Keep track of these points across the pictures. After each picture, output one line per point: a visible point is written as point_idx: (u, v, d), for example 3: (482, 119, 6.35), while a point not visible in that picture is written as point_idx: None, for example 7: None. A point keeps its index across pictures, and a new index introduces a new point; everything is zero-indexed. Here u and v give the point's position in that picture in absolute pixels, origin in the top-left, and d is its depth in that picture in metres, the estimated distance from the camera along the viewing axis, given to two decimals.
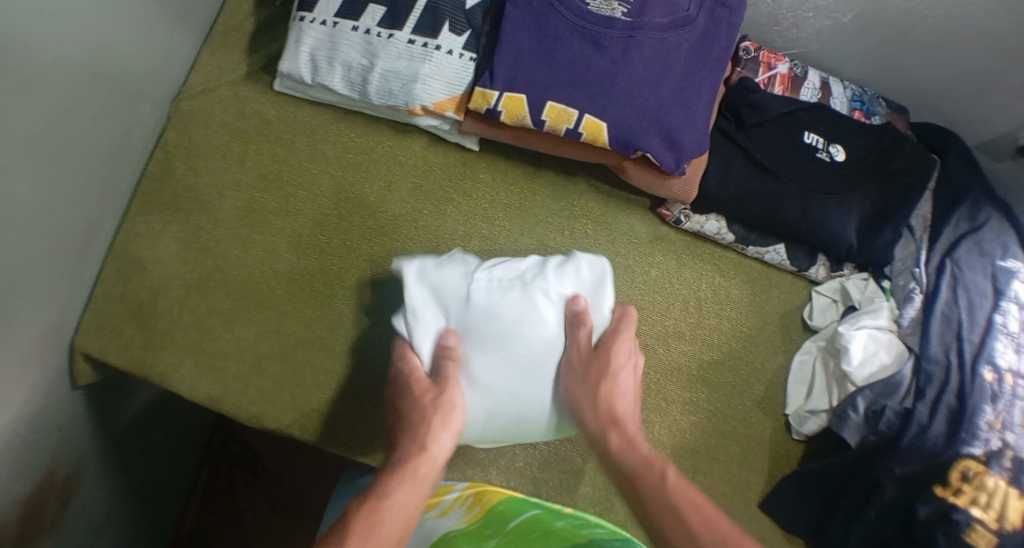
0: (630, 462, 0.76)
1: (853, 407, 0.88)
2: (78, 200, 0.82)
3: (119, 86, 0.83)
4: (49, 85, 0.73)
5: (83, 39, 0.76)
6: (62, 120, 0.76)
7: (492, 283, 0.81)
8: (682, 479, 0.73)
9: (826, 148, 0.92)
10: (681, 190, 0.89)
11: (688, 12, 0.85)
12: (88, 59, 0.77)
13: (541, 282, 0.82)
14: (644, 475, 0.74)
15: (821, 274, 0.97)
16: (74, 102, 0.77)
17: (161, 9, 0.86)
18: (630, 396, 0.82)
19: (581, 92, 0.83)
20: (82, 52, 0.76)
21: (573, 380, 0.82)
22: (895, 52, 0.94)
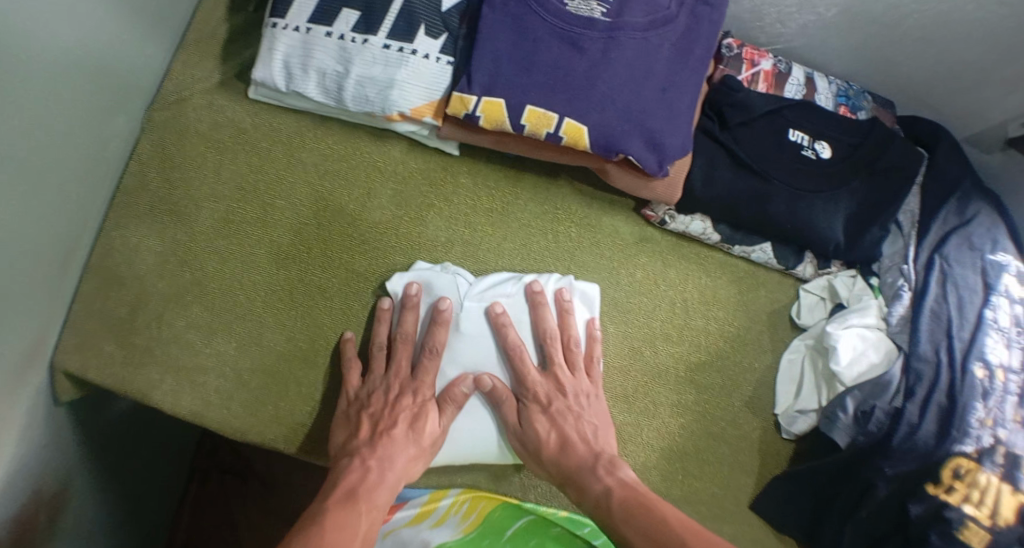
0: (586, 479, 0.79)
1: (843, 408, 0.88)
2: (54, 218, 0.80)
3: (91, 99, 0.81)
4: (20, 102, 0.72)
5: (52, 54, 0.74)
6: (34, 136, 0.74)
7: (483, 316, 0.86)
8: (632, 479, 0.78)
9: (812, 145, 0.90)
10: (665, 192, 0.88)
11: (668, 10, 0.84)
12: (57, 74, 0.75)
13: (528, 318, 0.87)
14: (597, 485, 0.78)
15: (809, 271, 0.96)
16: (45, 118, 0.75)
17: (131, 19, 0.84)
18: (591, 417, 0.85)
19: (561, 94, 0.81)
20: (51, 67, 0.74)
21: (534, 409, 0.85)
22: (880, 46, 0.92)
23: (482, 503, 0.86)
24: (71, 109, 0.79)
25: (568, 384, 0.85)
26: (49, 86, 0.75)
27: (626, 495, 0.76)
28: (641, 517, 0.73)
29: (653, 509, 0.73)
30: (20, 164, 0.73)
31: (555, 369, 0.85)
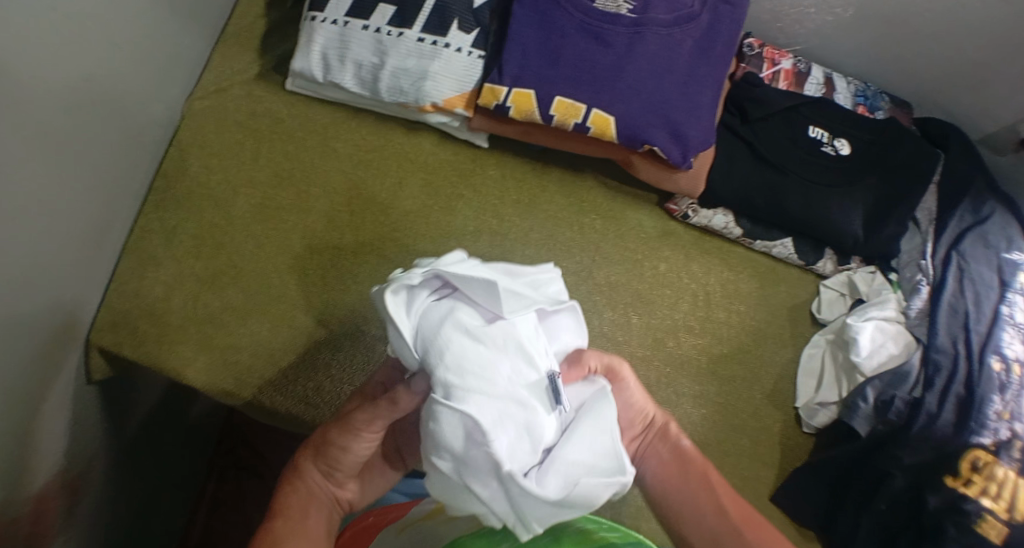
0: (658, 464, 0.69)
1: (863, 398, 0.89)
2: (92, 196, 0.83)
3: (131, 82, 0.84)
4: (64, 78, 0.75)
5: (99, 38, 0.78)
6: (74, 114, 0.77)
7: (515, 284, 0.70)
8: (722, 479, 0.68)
9: (830, 142, 0.93)
10: (689, 184, 0.90)
11: (692, 8, 0.87)
12: (103, 56, 0.79)
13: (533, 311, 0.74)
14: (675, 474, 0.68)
15: (829, 267, 0.98)
16: (85, 96, 0.78)
17: (176, 10, 0.88)
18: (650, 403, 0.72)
19: (588, 87, 0.83)
20: (98, 49, 0.78)
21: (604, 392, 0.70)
22: (896, 48, 0.95)
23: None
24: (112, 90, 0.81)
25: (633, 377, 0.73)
26: (91, 65, 0.77)
27: (685, 486, 0.67)
28: (703, 518, 0.65)
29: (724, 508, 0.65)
30: (57, 140, 0.76)
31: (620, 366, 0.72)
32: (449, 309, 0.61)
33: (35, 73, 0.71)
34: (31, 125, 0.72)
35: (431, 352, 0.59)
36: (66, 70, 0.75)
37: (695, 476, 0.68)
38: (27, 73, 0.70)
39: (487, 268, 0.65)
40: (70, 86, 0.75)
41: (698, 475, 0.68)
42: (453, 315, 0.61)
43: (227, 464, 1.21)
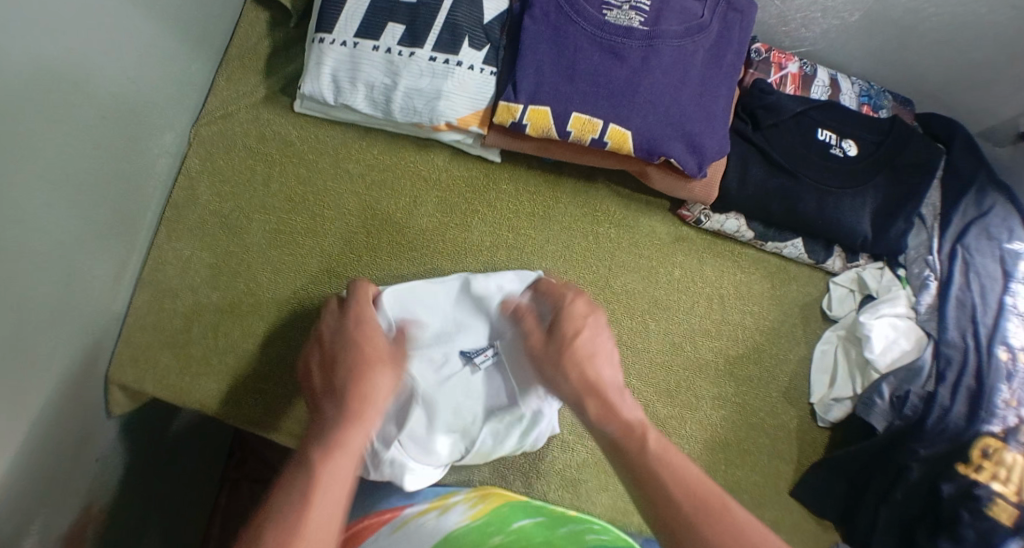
0: (606, 425, 0.70)
1: (878, 394, 0.92)
2: (105, 232, 0.81)
3: (139, 113, 0.83)
4: (72, 114, 0.73)
5: (107, 69, 0.77)
6: (81, 149, 0.75)
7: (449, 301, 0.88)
8: (664, 441, 0.68)
9: (839, 144, 0.94)
10: (702, 192, 0.91)
11: (701, 18, 0.88)
12: (111, 87, 0.78)
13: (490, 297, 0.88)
14: (621, 438, 0.69)
15: (838, 265, 1.00)
16: (92, 129, 0.76)
17: (180, 37, 0.87)
18: (600, 357, 0.76)
19: (604, 102, 0.84)
20: (106, 82, 0.77)
21: (541, 356, 0.77)
22: (898, 48, 0.96)
23: (491, 499, 0.80)
24: (120, 122, 0.80)
25: (578, 326, 0.77)
26: (95, 98, 0.76)
27: (619, 445, 0.68)
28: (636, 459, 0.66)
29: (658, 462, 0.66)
30: (66, 179, 0.74)
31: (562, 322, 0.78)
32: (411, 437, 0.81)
33: (36, 111, 0.69)
34: (35, 165, 0.70)
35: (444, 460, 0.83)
36: (70, 106, 0.73)
37: (637, 430, 0.69)
38: (28, 112, 0.68)
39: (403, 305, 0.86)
40: (74, 122, 0.74)
41: (633, 438, 0.68)
42: (412, 437, 0.81)
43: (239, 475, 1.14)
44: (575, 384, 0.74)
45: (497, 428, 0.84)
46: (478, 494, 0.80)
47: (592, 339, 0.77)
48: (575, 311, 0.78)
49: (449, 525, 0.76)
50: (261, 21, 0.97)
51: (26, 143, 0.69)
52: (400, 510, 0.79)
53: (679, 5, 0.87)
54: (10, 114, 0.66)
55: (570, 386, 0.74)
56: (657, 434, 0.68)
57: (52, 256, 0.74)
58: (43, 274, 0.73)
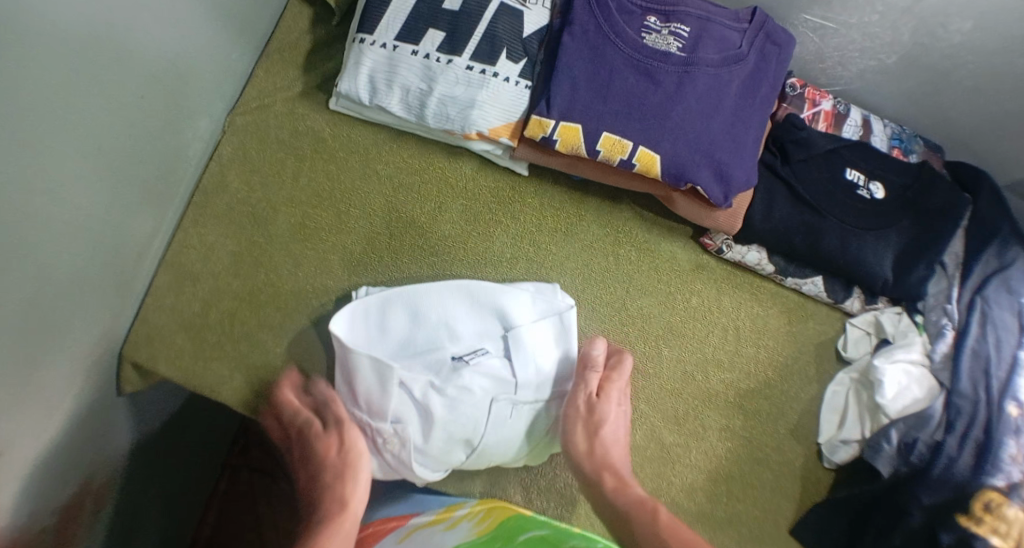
0: (625, 502, 0.77)
1: (886, 439, 0.91)
2: (134, 208, 0.82)
3: (178, 96, 0.84)
4: (112, 91, 0.74)
5: (150, 49, 0.77)
6: (115, 124, 0.76)
7: (435, 303, 0.87)
8: (673, 519, 0.73)
9: (867, 186, 0.94)
10: (726, 221, 0.91)
11: (740, 49, 0.88)
12: (151, 67, 0.78)
13: (478, 293, 0.88)
14: (638, 513, 0.75)
15: (856, 306, 1.00)
16: (127, 107, 0.77)
17: (223, 26, 0.88)
18: (621, 441, 0.85)
19: (637, 124, 0.85)
20: (147, 62, 0.77)
21: (574, 421, 0.85)
22: (934, 94, 0.96)
23: (496, 514, 0.81)
24: (157, 100, 0.81)
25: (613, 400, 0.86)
26: (135, 74, 0.76)
27: (634, 516, 0.75)
28: None
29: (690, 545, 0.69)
30: (99, 153, 0.75)
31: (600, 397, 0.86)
32: (402, 439, 0.80)
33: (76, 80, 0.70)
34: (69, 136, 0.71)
35: (445, 464, 0.83)
36: (109, 81, 0.74)
37: (649, 506, 0.75)
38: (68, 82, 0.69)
39: (388, 309, 0.86)
40: (113, 94, 0.74)
41: (646, 510, 0.75)
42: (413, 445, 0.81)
43: (236, 462, 1.14)
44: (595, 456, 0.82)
45: (500, 432, 0.83)
46: (484, 509, 0.82)
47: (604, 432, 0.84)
48: (617, 387, 0.87)
49: (456, 536, 0.75)
50: (305, 17, 0.98)
51: (62, 112, 0.69)
52: (407, 520, 0.82)
53: (718, 34, 0.88)
54: (49, 82, 0.67)
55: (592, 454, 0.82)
56: (667, 513, 0.74)
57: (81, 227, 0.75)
58: (71, 246, 0.74)
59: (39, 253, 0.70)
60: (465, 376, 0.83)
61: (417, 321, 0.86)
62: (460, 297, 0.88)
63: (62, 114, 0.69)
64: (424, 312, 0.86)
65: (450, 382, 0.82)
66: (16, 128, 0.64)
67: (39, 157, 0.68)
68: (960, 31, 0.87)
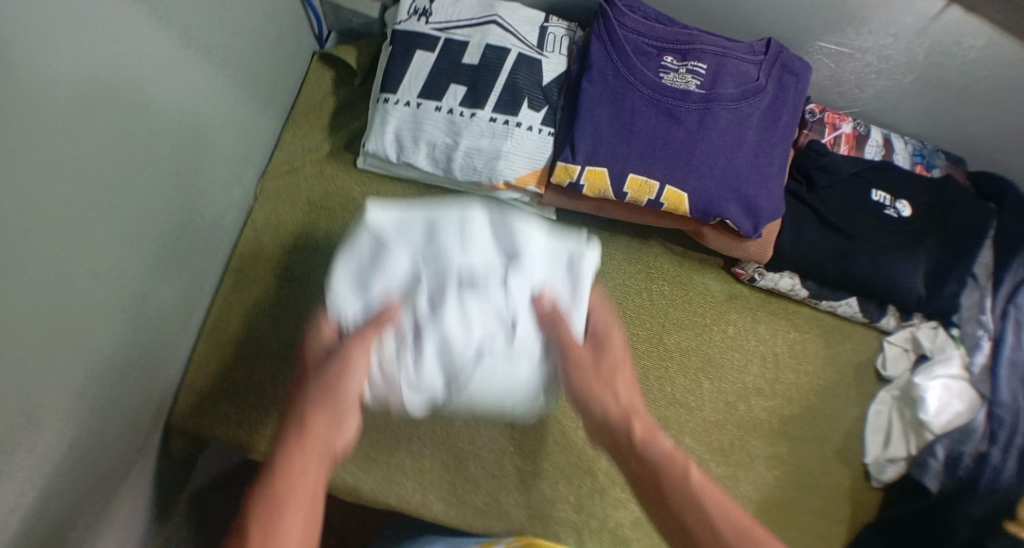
0: (652, 457, 0.67)
1: (932, 455, 0.91)
2: (179, 283, 0.84)
3: (213, 168, 0.85)
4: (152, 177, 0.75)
5: (185, 130, 0.78)
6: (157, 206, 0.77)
7: (454, 222, 0.73)
8: (707, 478, 0.65)
9: (893, 204, 0.95)
10: (757, 250, 0.92)
11: (758, 81, 0.89)
12: (186, 146, 0.79)
13: (502, 216, 0.75)
14: (667, 471, 0.66)
15: (892, 323, 1.00)
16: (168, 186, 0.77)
17: (253, 95, 0.90)
18: (633, 386, 0.74)
19: (662, 164, 0.86)
20: (183, 141, 0.78)
21: (581, 376, 0.73)
22: (953, 110, 0.96)
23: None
24: (196, 180, 0.82)
25: (615, 348, 0.75)
26: (175, 156, 0.77)
27: (661, 471, 0.66)
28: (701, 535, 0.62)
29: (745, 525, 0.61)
30: (146, 243, 0.76)
31: (604, 348, 0.75)
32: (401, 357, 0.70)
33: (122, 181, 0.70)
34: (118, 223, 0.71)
35: (428, 392, 0.72)
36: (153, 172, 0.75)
37: (680, 463, 0.66)
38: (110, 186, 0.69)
39: (396, 226, 0.73)
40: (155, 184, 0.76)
41: (677, 468, 0.66)
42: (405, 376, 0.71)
43: None
44: (613, 412, 0.71)
45: (500, 368, 0.73)
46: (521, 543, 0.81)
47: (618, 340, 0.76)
48: (617, 340, 0.76)
49: None
50: (328, 78, 1.01)
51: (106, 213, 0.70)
52: None
53: (735, 68, 0.89)
54: (94, 185, 0.67)
55: (604, 410, 0.71)
56: (698, 473, 0.65)
57: (120, 313, 0.76)
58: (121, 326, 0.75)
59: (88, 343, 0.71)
60: (478, 227, 0.73)
61: (434, 245, 0.72)
62: (474, 217, 0.74)
63: (111, 211, 0.70)
64: (443, 225, 0.73)
65: (471, 298, 0.71)
66: (67, 225, 0.65)
67: (91, 247, 0.68)
68: (974, 47, 0.86)
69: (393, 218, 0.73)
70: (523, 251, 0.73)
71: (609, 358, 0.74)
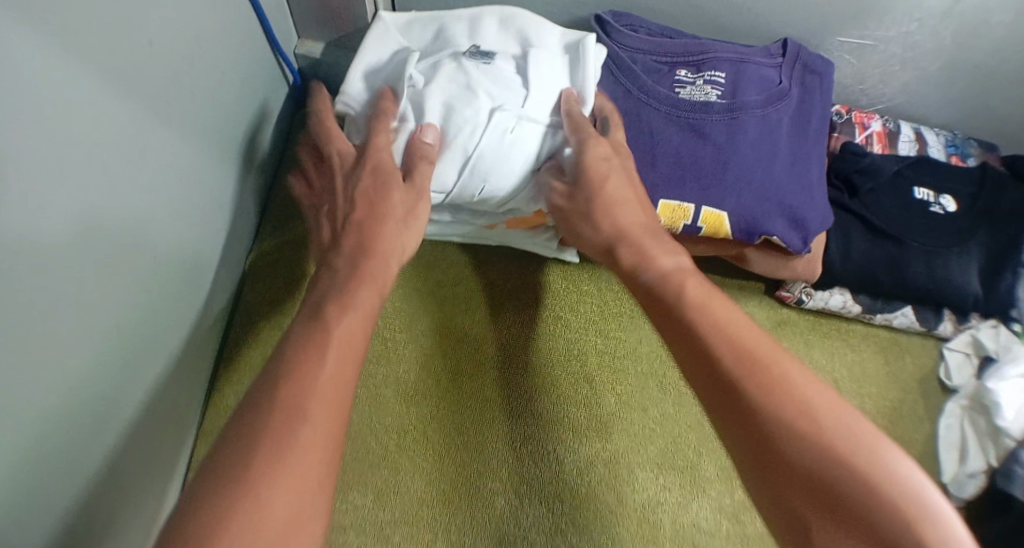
0: (647, 272, 0.66)
1: (1017, 462, 0.79)
2: (163, 378, 0.71)
3: (202, 238, 0.75)
4: (133, 254, 0.62)
5: (171, 200, 0.67)
6: (144, 294, 0.65)
7: (463, 26, 0.76)
8: (708, 290, 0.63)
9: (938, 200, 0.88)
10: (806, 269, 0.84)
11: (781, 85, 0.82)
12: (169, 218, 0.67)
13: (511, 21, 0.76)
14: (666, 285, 0.64)
15: (949, 330, 0.91)
16: (153, 262, 0.65)
17: (236, 161, 0.81)
18: (634, 199, 0.71)
19: (692, 186, 0.77)
20: (165, 211, 0.67)
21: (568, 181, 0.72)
22: (981, 94, 0.90)
23: None
24: (185, 263, 0.72)
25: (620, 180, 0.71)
26: (155, 232, 0.65)
27: (689, 309, 0.62)
28: (762, 386, 0.55)
29: (842, 424, 0.53)
30: (136, 338, 0.65)
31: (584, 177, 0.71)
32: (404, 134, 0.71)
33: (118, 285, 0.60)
34: (102, 317, 0.59)
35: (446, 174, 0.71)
36: (141, 256, 0.64)
37: (680, 277, 0.65)
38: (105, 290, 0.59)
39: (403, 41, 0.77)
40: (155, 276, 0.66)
41: (703, 306, 0.62)
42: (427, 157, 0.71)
43: None
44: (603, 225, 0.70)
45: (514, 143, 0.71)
46: None
47: (618, 182, 0.70)
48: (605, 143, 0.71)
49: None
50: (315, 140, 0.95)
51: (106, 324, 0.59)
52: None
53: (755, 73, 0.81)
54: (88, 287, 0.57)
55: (600, 224, 0.70)
56: (766, 342, 0.58)
57: (122, 427, 0.65)
58: (107, 439, 0.63)
59: (90, 473, 0.61)
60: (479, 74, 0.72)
61: (442, 38, 0.77)
62: (486, 18, 0.76)
63: (105, 318, 0.60)
64: (452, 26, 0.76)
65: (482, 88, 0.71)
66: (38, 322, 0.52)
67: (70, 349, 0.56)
68: (1003, 22, 0.81)
69: (408, 20, 0.78)
70: (532, 44, 0.76)
71: (620, 192, 0.70)
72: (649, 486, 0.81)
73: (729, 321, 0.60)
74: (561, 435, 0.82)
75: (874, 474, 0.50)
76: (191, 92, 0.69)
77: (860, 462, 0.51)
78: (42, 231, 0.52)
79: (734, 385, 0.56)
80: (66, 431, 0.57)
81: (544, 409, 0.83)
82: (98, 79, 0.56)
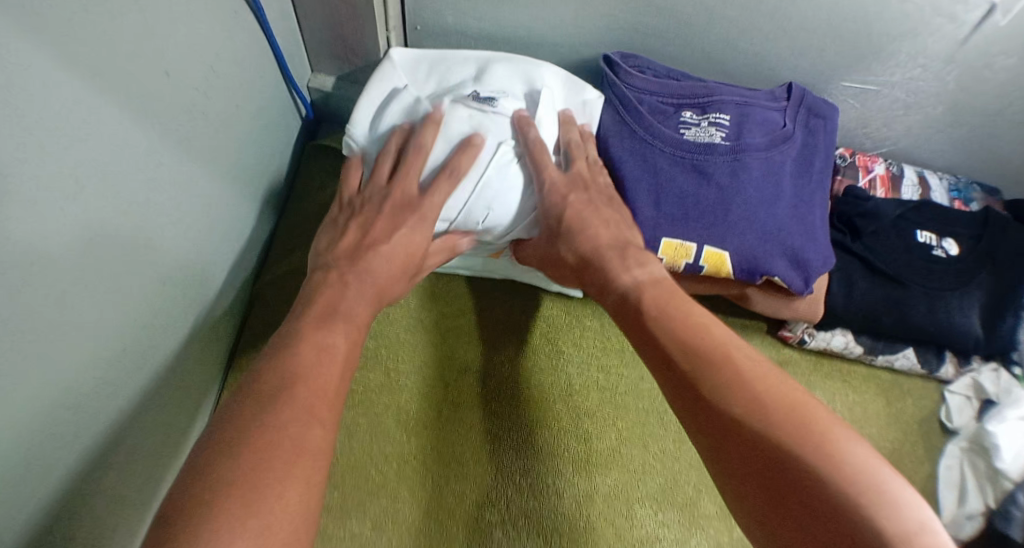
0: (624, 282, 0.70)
1: (1015, 504, 0.79)
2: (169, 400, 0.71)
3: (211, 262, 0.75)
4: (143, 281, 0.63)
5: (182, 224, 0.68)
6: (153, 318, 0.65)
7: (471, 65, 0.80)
8: (673, 300, 0.67)
9: (939, 244, 0.88)
10: (807, 309, 0.85)
11: (785, 127, 0.83)
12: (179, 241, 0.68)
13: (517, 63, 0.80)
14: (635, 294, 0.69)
15: (951, 372, 0.92)
16: (162, 287, 0.66)
17: (247, 187, 0.82)
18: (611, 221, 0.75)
19: (696, 226, 0.78)
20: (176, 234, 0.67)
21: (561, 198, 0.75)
22: (984, 139, 0.92)
23: None
24: (194, 285, 0.72)
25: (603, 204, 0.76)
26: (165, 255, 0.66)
27: (654, 311, 0.66)
28: (720, 382, 0.58)
29: (808, 416, 0.55)
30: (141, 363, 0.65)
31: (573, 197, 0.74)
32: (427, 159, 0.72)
33: (126, 314, 0.61)
34: (109, 344, 0.60)
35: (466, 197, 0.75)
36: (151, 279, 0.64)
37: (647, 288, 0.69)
38: (113, 319, 0.60)
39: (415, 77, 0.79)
40: (164, 302, 0.66)
41: (662, 310, 0.66)
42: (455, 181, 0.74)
43: None
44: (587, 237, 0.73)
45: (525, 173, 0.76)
46: None
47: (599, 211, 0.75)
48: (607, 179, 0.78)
49: None
50: (328, 171, 0.97)
51: (114, 353, 0.61)
52: None
53: (760, 115, 0.83)
54: (98, 315, 0.58)
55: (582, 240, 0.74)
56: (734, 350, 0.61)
57: (124, 449, 0.65)
58: (108, 462, 0.63)
59: (89, 501, 0.61)
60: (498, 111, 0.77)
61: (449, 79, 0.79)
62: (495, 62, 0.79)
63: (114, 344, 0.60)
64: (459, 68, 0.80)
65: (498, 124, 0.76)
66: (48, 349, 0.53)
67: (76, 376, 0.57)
68: (1005, 67, 0.82)
69: (415, 58, 0.80)
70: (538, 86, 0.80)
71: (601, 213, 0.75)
72: (647, 522, 0.81)
73: (690, 320, 0.64)
74: (560, 468, 0.82)
75: (840, 471, 0.52)
76: (206, 123, 0.70)
77: (820, 458, 0.53)
78: (49, 255, 0.52)
79: (695, 378, 0.60)
80: (71, 461, 0.58)
81: (544, 441, 0.83)
82: (116, 109, 0.57)
